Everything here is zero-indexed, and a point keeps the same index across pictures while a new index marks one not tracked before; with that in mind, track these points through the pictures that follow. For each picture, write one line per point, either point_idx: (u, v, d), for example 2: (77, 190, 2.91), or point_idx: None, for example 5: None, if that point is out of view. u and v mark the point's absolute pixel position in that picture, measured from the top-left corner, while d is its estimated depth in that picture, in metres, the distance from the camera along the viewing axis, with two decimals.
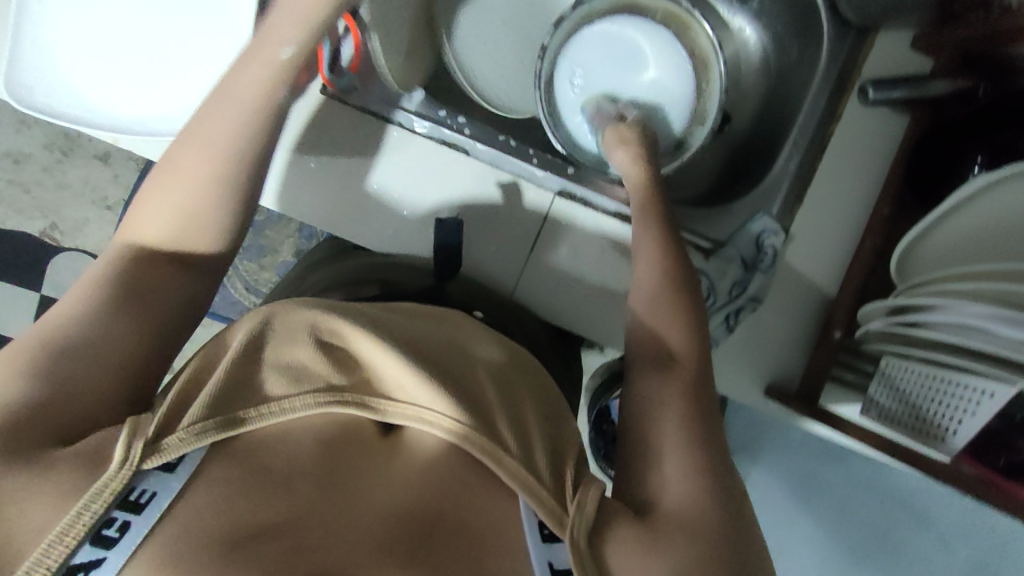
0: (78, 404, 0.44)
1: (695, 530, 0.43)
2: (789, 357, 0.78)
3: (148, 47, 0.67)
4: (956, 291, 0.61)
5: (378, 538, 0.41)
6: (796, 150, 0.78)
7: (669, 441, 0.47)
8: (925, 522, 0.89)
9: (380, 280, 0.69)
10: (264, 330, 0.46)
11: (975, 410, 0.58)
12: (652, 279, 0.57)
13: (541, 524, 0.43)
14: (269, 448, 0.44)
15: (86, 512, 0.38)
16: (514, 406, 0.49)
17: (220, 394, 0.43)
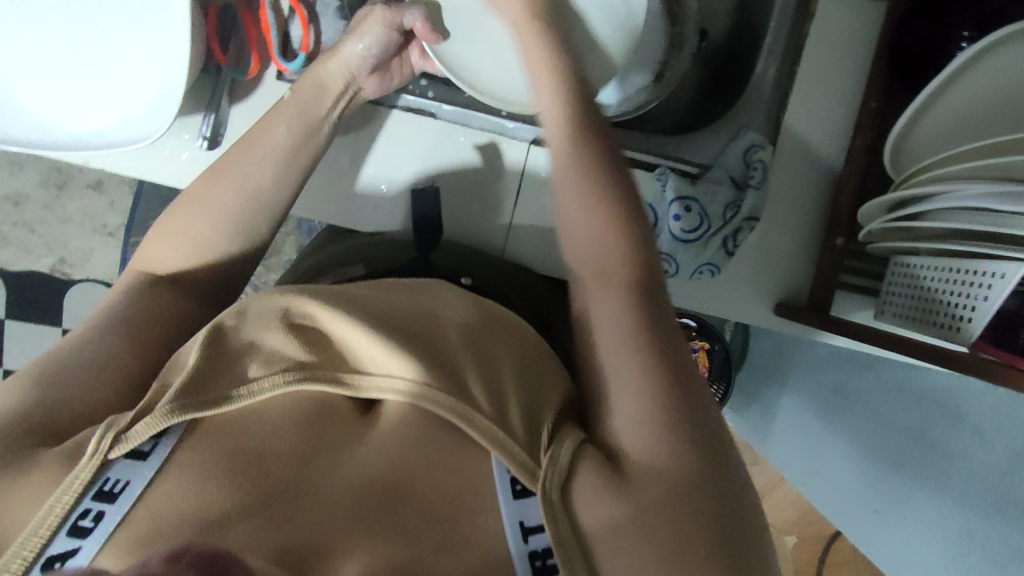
0: (71, 411, 0.47)
1: (668, 470, 0.42)
2: (794, 271, 0.76)
3: (98, 61, 0.66)
4: (953, 176, 0.58)
5: (348, 510, 0.41)
6: (771, 60, 0.75)
7: (624, 380, 0.45)
8: (961, 419, 0.87)
9: (366, 261, 0.70)
10: (231, 320, 0.47)
11: (987, 294, 0.56)
12: (574, 196, 0.53)
13: (512, 479, 0.42)
14: (241, 430, 0.44)
15: (58, 504, 0.39)
16: (493, 362, 0.48)
17: (192, 381, 0.43)
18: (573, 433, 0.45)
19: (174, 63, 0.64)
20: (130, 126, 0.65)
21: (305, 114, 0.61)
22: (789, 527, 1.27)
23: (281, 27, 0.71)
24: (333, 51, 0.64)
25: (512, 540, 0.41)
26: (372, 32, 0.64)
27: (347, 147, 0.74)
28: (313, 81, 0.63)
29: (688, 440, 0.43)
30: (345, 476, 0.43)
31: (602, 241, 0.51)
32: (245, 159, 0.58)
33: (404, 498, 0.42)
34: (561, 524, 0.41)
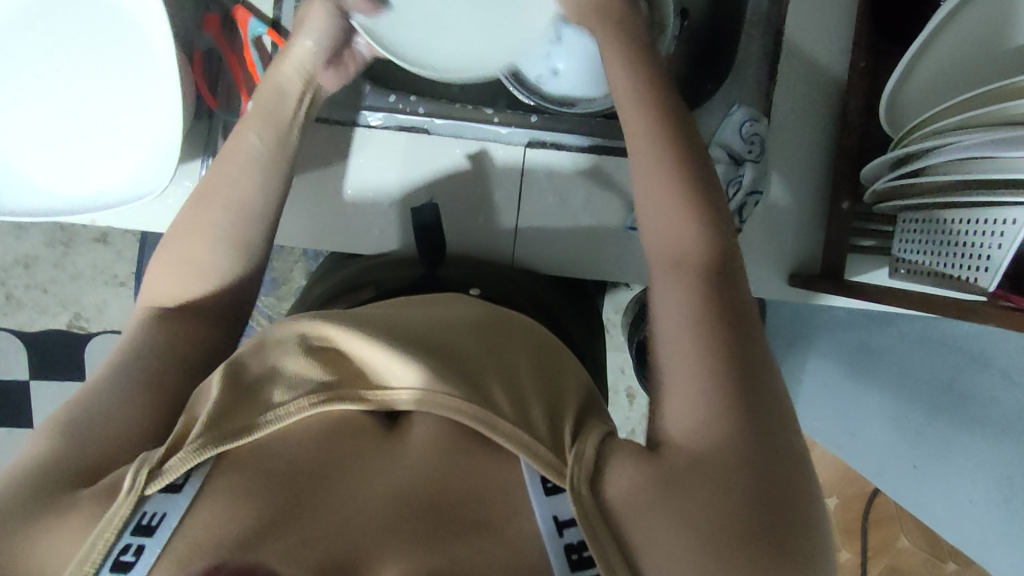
0: (99, 449, 0.45)
1: (704, 443, 0.42)
2: (804, 241, 0.76)
3: (87, 120, 0.66)
4: (949, 129, 0.58)
5: (383, 517, 0.41)
6: (755, 33, 0.74)
7: (678, 371, 0.45)
8: (983, 362, 0.86)
9: (372, 282, 0.68)
10: (249, 352, 0.47)
11: (1000, 242, 0.56)
12: (651, 182, 0.51)
13: (543, 478, 0.43)
14: (272, 452, 0.44)
15: (100, 540, 0.40)
16: (512, 365, 0.49)
17: (220, 413, 0.43)
18: (595, 431, 0.45)
19: (163, 115, 0.65)
20: (132, 183, 0.65)
21: (273, 119, 0.60)
22: (828, 489, 1.27)
23: (266, 64, 0.72)
24: (286, 52, 0.62)
25: (545, 529, 0.41)
26: (318, 25, 0.61)
27: (341, 174, 0.75)
28: (270, 88, 0.61)
29: (731, 411, 0.42)
30: (378, 487, 0.43)
31: (675, 228, 0.50)
32: (224, 175, 0.57)
33: (439, 506, 0.42)
34: (585, 500, 0.41)
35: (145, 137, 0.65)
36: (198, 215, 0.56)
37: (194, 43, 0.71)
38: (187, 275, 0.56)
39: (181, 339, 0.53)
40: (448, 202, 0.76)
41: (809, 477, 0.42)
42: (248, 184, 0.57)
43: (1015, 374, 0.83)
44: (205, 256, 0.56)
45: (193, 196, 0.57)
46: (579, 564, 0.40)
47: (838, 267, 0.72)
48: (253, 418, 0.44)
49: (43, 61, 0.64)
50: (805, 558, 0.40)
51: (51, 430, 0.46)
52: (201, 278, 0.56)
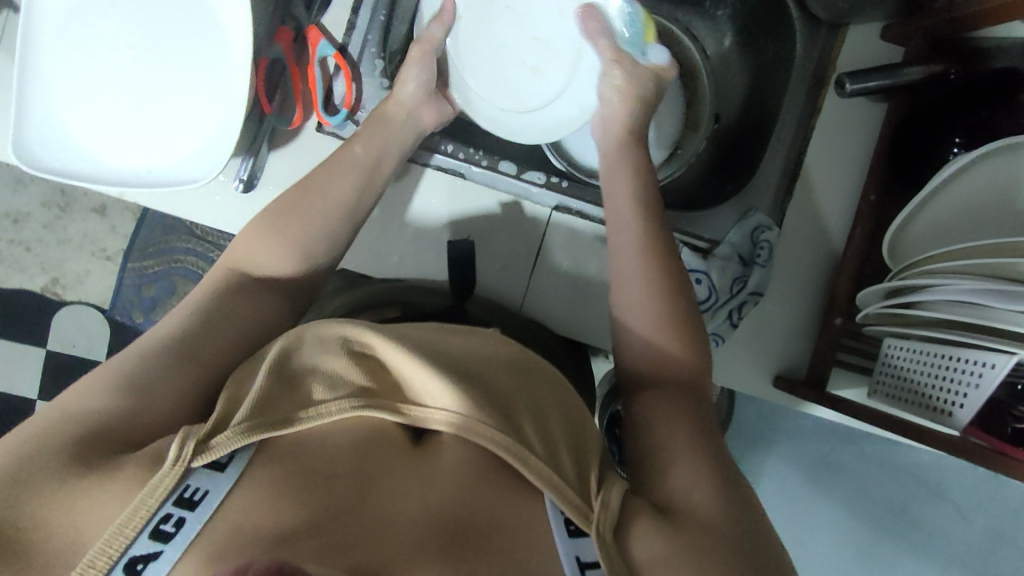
0: (142, 420, 0.46)
1: (717, 530, 0.46)
2: (793, 347, 0.80)
3: (145, 98, 0.67)
4: (943, 270, 0.64)
5: (408, 538, 0.41)
6: (779, 149, 0.80)
7: (682, 449, 0.50)
8: (941, 497, 0.99)
9: (396, 306, 0.70)
10: (291, 344, 0.47)
11: (978, 381, 0.60)
12: (642, 287, 0.58)
13: (567, 520, 0.44)
14: (311, 448, 0.45)
15: (144, 505, 0.39)
16: (539, 405, 0.50)
17: (264, 401, 0.44)
18: (617, 483, 0.47)
19: (222, 112, 0.66)
20: (173, 165, 0.67)
21: (382, 142, 0.68)
22: None
23: (325, 83, 0.75)
24: (398, 93, 0.72)
25: (568, 569, 0.42)
26: (412, 69, 0.73)
27: (375, 199, 0.78)
28: (380, 117, 0.69)
29: (732, 504, 0.47)
30: (406, 506, 0.43)
31: (653, 321, 0.57)
32: (331, 175, 0.63)
33: (467, 535, 0.43)
34: (616, 562, 0.43)
35: (196, 126, 0.67)
36: (297, 199, 0.61)
37: (262, 51, 0.72)
38: (255, 258, 0.59)
39: (236, 323, 0.54)
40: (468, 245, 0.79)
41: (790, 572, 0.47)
42: (346, 185, 0.63)
43: (968, 511, 0.98)
44: (292, 243, 0.59)
45: (303, 185, 0.62)
46: None
47: (823, 378, 0.76)
48: (295, 412, 0.44)
49: (117, 35, 0.66)
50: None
51: (103, 385, 0.47)
52: (286, 256, 0.59)
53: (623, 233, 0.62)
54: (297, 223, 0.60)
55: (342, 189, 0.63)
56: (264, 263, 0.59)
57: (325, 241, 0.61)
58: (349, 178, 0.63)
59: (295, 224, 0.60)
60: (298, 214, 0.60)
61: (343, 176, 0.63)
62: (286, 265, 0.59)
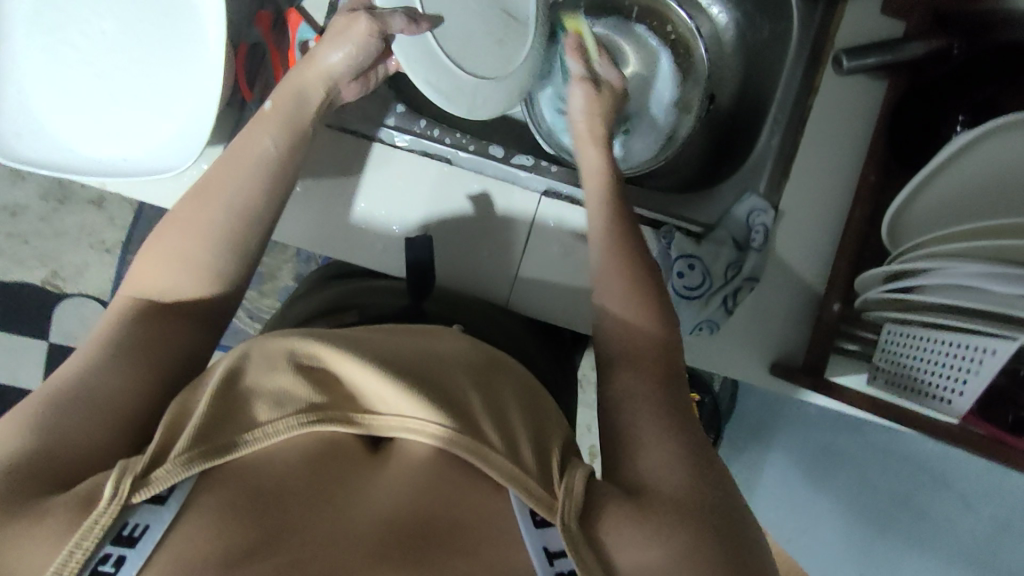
0: (76, 450, 0.45)
1: (687, 503, 0.46)
2: (791, 334, 0.78)
3: (118, 86, 0.65)
4: (948, 253, 0.61)
5: (369, 549, 0.40)
6: (778, 127, 0.77)
7: (643, 435, 0.50)
8: (945, 484, 0.87)
9: (357, 306, 0.69)
10: (235, 364, 0.46)
11: (978, 367, 0.58)
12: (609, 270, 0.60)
13: (532, 511, 0.44)
14: (261, 465, 0.44)
15: (79, 549, 0.38)
16: (499, 407, 0.50)
17: (205, 426, 0.43)
18: (580, 467, 0.47)
19: (197, 100, 0.65)
20: (151, 154, 0.65)
21: (287, 125, 0.63)
22: None
23: (305, 68, 0.73)
24: (315, 58, 0.66)
25: (538, 561, 0.42)
26: (358, 45, 0.65)
27: (359, 186, 0.77)
28: (293, 87, 0.65)
29: (699, 475, 0.48)
30: (370, 510, 0.43)
31: (627, 306, 0.58)
32: (228, 174, 0.59)
33: (433, 539, 0.42)
34: (585, 555, 0.43)
35: (170, 115, 0.65)
36: (197, 205, 0.58)
37: (241, 34, 0.71)
38: (181, 274, 0.56)
39: (174, 343, 0.53)
40: (456, 234, 0.78)
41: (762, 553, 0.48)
42: (253, 181, 0.59)
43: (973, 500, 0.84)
44: (199, 251, 0.56)
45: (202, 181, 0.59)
46: None
47: (819, 366, 0.74)
48: (240, 435, 0.44)
49: (87, 20, 0.64)
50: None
51: (31, 416, 0.45)
52: (195, 275, 0.56)
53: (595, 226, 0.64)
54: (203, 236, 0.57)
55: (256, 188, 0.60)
56: (161, 284, 0.56)
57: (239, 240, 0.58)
58: (259, 168, 0.60)
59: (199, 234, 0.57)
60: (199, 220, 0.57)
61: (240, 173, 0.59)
62: (192, 289, 0.56)
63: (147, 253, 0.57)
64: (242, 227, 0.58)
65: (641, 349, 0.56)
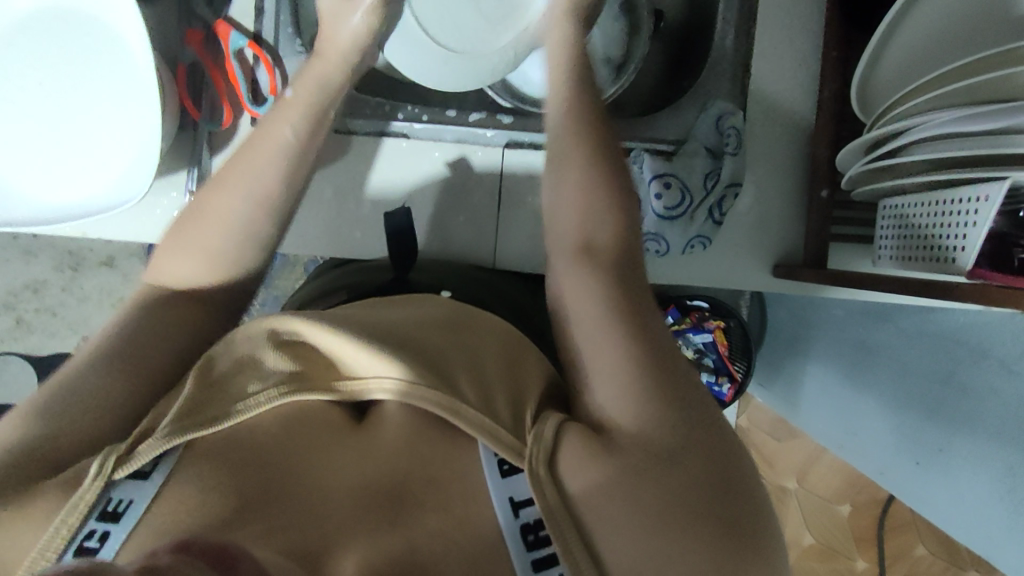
0: (71, 440, 0.45)
1: (656, 441, 0.45)
2: (787, 232, 0.75)
3: (71, 132, 0.67)
4: (917, 109, 0.59)
5: (347, 511, 0.43)
6: (728, 27, 0.74)
7: (600, 364, 0.48)
8: (980, 353, 0.84)
9: (346, 286, 0.70)
10: (220, 349, 0.48)
11: (975, 219, 0.55)
12: (574, 199, 0.56)
13: (501, 460, 0.45)
14: (240, 441, 0.45)
15: (65, 525, 0.40)
16: (472, 358, 0.52)
17: (188, 405, 0.45)
18: (554, 413, 0.48)
19: (146, 127, 0.66)
20: (114, 190, 0.66)
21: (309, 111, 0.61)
22: (839, 496, 1.36)
23: (247, 75, 0.73)
24: (329, 41, 0.64)
25: (502, 518, 0.43)
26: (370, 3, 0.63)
27: (326, 179, 0.76)
28: (315, 77, 0.63)
29: (671, 410, 0.46)
30: (348, 477, 0.44)
31: (580, 222, 0.55)
32: (251, 163, 0.57)
33: (404, 492, 0.44)
34: (549, 493, 0.43)
35: (123, 148, 0.67)
36: (215, 204, 0.56)
37: (177, 57, 0.73)
38: (205, 265, 0.55)
39: (179, 333, 0.52)
40: (433, 204, 0.78)
41: (747, 477, 0.46)
42: (274, 172, 0.57)
43: (1014, 363, 0.81)
44: (219, 241, 0.55)
45: (220, 177, 0.57)
46: (534, 544, 0.43)
47: (821, 256, 0.72)
48: (228, 407, 0.46)
49: (26, 75, 0.67)
50: (752, 534, 0.43)
51: (32, 413, 0.46)
52: (207, 262, 0.55)
53: (558, 148, 0.58)
54: (225, 228, 0.56)
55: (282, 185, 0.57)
56: (182, 273, 0.55)
57: (255, 231, 0.57)
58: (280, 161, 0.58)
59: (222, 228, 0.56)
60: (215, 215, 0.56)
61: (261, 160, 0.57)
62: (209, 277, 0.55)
63: (167, 248, 0.56)
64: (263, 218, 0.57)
65: (593, 259, 0.53)
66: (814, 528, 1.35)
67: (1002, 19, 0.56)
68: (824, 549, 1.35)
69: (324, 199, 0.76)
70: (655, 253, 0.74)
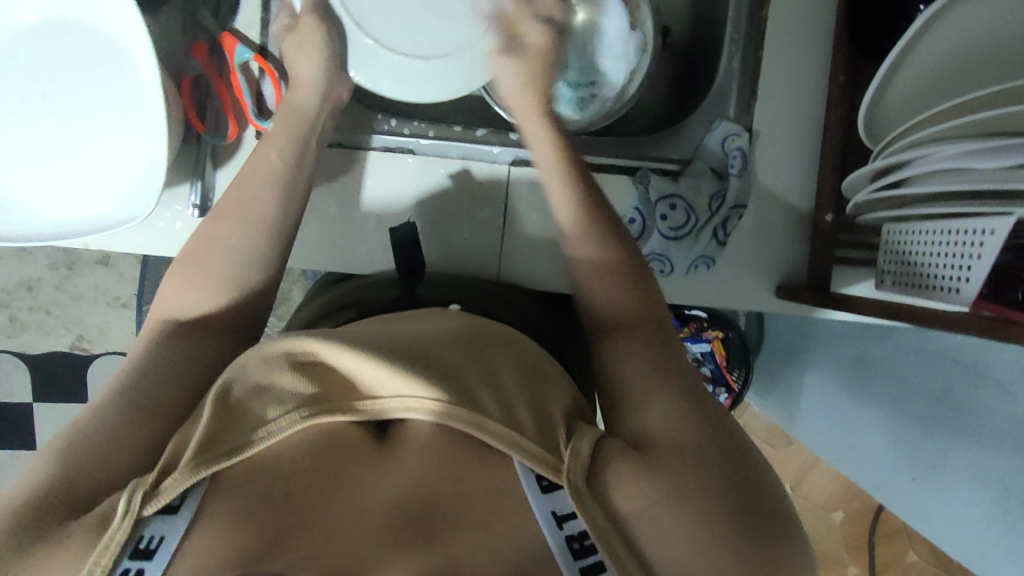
0: (95, 475, 0.45)
1: (692, 451, 0.47)
2: (792, 254, 0.76)
3: (76, 145, 0.67)
4: (925, 139, 0.59)
5: (381, 532, 0.42)
6: (736, 49, 0.74)
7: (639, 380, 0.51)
8: (982, 376, 0.82)
9: (355, 302, 0.70)
10: (235, 374, 0.47)
11: (979, 253, 0.55)
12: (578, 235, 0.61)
13: (540, 476, 0.45)
14: (269, 469, 0.45)
15: (98, 566, 0.40)
16: (491, 373, 0.52)
17: (209, 437, 0.44)
18: (588, 430, 0.48)
19: (152, 141, 0.65)
20: (122, 201, 0.66)
21: (290, 137, 0.66)
22: (833, 503, 1.38)
23: (252, 88, 0.73)
24: (296, 81, 0.68)
25: (545, 526, 0.43)
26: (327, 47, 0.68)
27: (331, 193, 0.76)
28: (288, 110, 0.68)
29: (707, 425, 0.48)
30: (383, 497, 0.44)
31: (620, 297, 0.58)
32: (246, 197, 0.62)
33: (438, 511, 0.43)
34: (597, 514, 0.44)
35: (129, 163, 0.66)
36: (214, 235, 0.60)
37: (181, 69, 0.73)
38: (213, 289, 0.59)
39: (194, 362, 0.54)
40: (438, 219, 0.77)
41: (775, 489, 0.48)
42: (269, 199, 0.62)
43: (1012, 386, 0.78)
44: (228, 267, 0.59)
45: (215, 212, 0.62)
46: (581, 552, 0.43)
47: (824, 280, 0.72)
48: (246, 435, 0.45)
49: (29, 87, 0.66)
50: (785, 544, 0.45)
51: (53, 456, 0.46)
52: (214, 289, 0.58)
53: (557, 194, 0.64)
54: (227, 253, 0.60)
55: (274, 206, 0.62)
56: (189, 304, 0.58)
57: (259, 259, 0.61)
58: (282, 184, 0.64)
59: (226, 255, 0.60)
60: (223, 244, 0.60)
61: (261, 192, 0.62)
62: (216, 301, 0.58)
63: (173, 280, 0.59)
64: (262, 242, 0.61)
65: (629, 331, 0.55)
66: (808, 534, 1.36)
67: (1011, 54, 0.56)
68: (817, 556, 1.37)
69: (330, 214, 0.76)
70: (659, 273, 0.74)
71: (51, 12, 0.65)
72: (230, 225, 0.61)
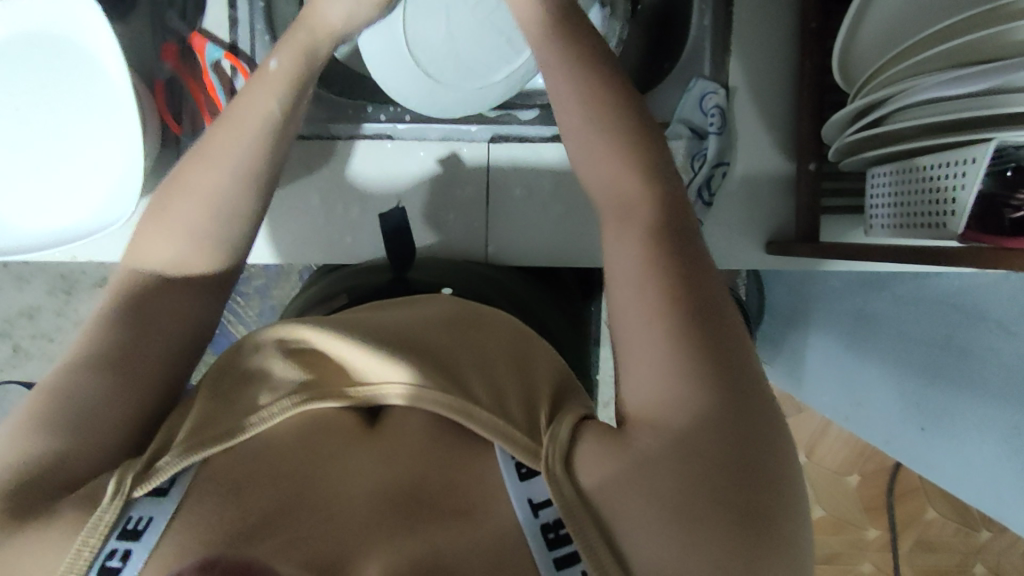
0: (87, 451, 0.45)
1: (675, 423, 0.41)
2: (779, 208, 0.75)
3: (57, 156, 0.67)
4: (899, 75, 0.58)
5: (364, 515, 0.42)
6: (705, 6, 0.74)
7: (628, 332, 0.45)
8: (978, 315, 0.84)
9: (346, 290, 0.70)
10: (227, 363, 0.49)
11: (964, 182, 0.54)
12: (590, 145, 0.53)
13: (518, 463, 0.44)
14: (256, 456, 0.46)
15: (87, 546, 0.41)
16: (480, 350, 0.52)
17: (201, 422, 0.46)
18: (571, 414, 0.47)
19: (128, 144, 0.65)
20: (99, 215, 0.66)
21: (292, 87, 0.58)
22: (849, 466, 1.37)
23: (227, 86, 0.73)
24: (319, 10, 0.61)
25: (522, 516, 0.43)
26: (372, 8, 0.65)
27: (313, 186, 0.76)
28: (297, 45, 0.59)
29: (696, 383, 0.42)
30: (364, 484, 0.44)
31: (624, 186, 0.51)
32: (236, 138, 0.55)
33: (421, 496, 0.44)
34: (564, 488, 0.42)
35: (106, 169, 0.67)
36: (199, 180, 0.54)
37: (154, 71, 0.74)
38: (195, 249, 0.54)
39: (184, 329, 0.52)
40: (422, 203, 0.77)
41: (780, 460, 0.41)
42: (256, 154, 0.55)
43: (1013, 325, 0.79)
44: (207, 223, 0.54)
45: (200, 151, 0.55)
46: (555, 543, 0.42)
47: (812, 230, 0.72)
48: (239, 421, 0.46)
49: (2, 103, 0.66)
50: (777, 527, 0.39)
51: (35, 421, 0.45)
52: (190, 243, 0.53)
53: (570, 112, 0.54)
54: (214, 209, 0.54)
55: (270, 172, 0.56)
56: (166, 255, 0.53)
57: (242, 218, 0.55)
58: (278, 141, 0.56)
59: (211, 209, 0.54)
60: (203, 196, 0.54)
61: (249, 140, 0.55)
62: (194, 260, 0.54)
63: (150, 228, 0.54)
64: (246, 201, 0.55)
65: (630, 217, 0.50)
66: (826, 500, 1.36)
67: None
68: (836, 521, 1.36)
69: (313, 207, 0.76)
70: None
71: (17, 27, 0.66)
72: (216, 174, 0.54)
